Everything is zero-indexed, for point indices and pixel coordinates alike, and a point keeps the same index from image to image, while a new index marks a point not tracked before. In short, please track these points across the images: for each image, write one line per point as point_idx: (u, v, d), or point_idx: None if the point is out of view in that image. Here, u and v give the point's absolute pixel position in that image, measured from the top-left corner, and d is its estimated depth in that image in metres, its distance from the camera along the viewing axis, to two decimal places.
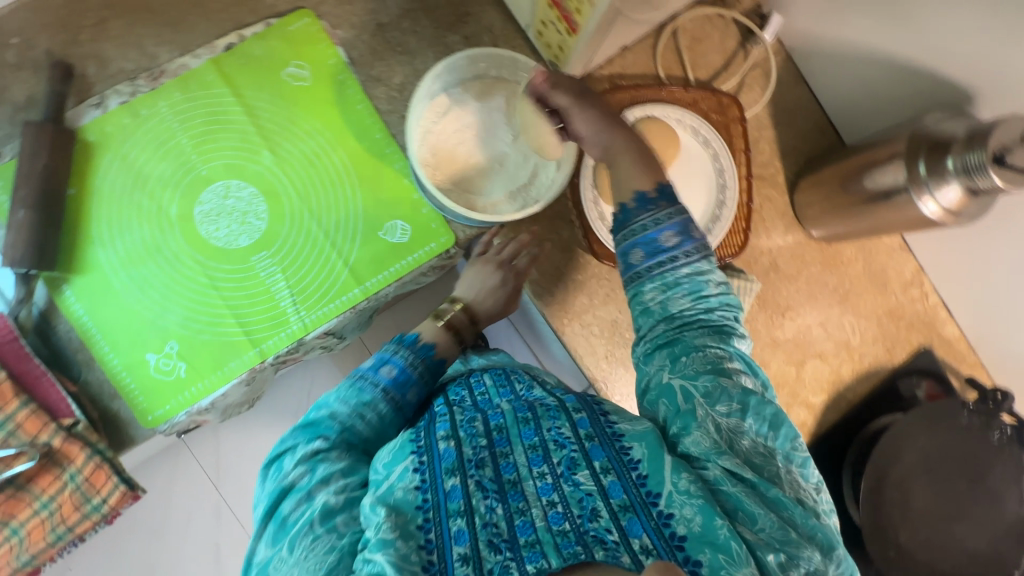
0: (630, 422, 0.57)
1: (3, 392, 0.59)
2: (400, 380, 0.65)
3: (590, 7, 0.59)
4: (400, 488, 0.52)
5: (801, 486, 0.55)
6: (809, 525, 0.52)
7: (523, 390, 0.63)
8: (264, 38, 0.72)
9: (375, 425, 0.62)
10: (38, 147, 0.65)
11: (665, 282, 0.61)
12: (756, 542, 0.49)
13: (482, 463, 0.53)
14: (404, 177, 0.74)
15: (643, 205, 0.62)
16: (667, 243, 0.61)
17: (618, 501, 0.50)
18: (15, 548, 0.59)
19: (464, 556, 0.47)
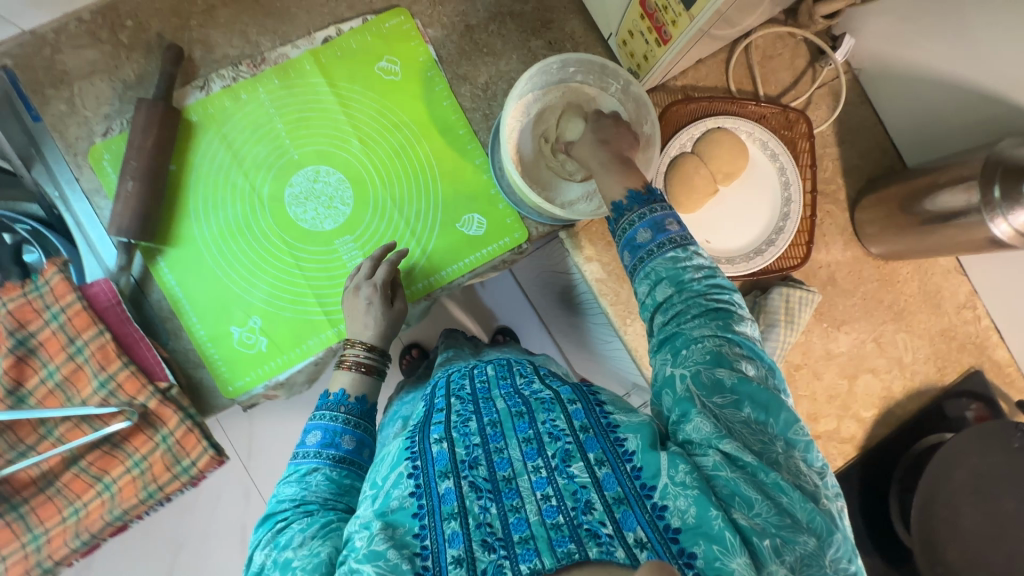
0: (626, 414, 0.57)
1: (107, 352, 0.62)
2: (334, 436, 0.63)
3: (686, 20, 0.61)
4: (397, 497, 0.51)
5: (805, 475, 0.52)
6: (810, 515, 0.50)
7: (522, 383, 0.63)
8: (360, 32, 0.76)
9: (330, 480, 0.60)
10: (149, 122, 0.68)
11: (652, 279, 0.61)
12: (752, 528, 0.48)
13: (475, 463, 0.53)
14: (483, 172, 0.77)
15: (635, 201, 0.63)
16: (644, 241, 0.62)
17: (612, 493, 0.50)
18: (107, 502, 0.62)
19: (458, 558, 0.47)
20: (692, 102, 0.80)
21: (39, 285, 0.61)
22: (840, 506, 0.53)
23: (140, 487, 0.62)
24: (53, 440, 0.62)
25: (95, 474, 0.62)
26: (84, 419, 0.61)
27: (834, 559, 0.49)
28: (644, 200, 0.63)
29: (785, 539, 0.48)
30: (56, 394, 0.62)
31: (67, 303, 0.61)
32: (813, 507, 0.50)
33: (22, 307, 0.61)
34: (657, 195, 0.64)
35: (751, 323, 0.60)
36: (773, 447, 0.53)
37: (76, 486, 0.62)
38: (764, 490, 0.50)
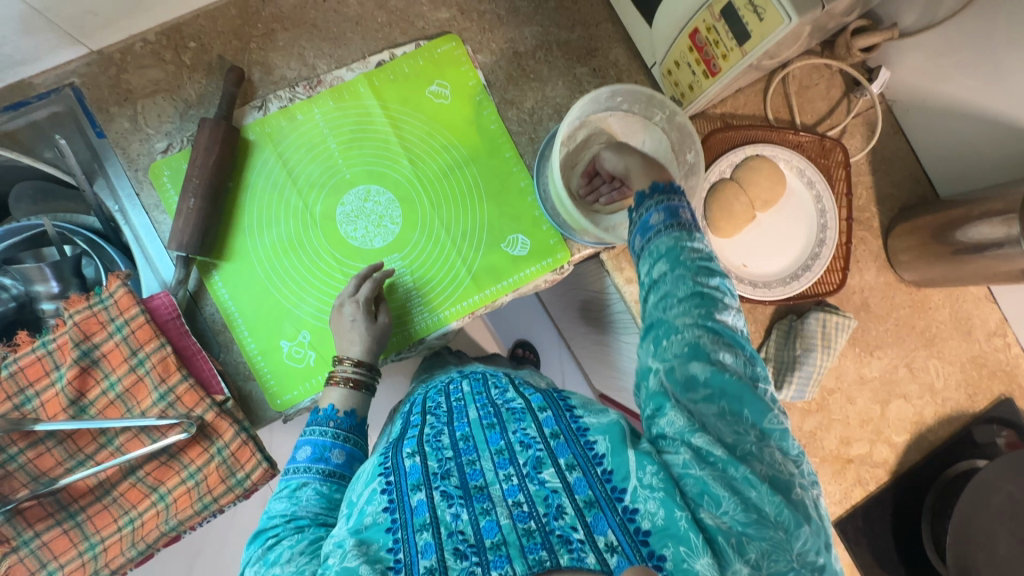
0: (597, 417, 0.60)
1: (168, 365, 0.63)
2: (323, 451, 0.64)
3: (738, 55, 0.63)
4: (370, 512, 0.52)
5: (778, 462, 0.53)
6: (778, 508, 0.51)
7: (496, 394, 0.65)
8: (412, 57, 0.78)
9: (320, 495, 0.60)
10: (211, 141, 0.70)
11: (652, 262, 0.60)
12: (718, 527, 0.51)
13: (448, 474, 0.55)
14: (528, 194, 0.79)
15: (646, 195, 0.63)
16: (654, 224, 0.61)
17: (583, 497, 0.52)
18: (162, 513, 0.63)
19: (430, 568, 0.48)
20: (731, 130, 0.82)
21: (103, 297, 0.63)
22: (814, 493, 0.54)
23: (194, 498, 0.63)
24: (111, 450, 0.63)
25: (151, 484, 0.63)
26: (143, 430, 0.63)
27: (801, 550, 0.51)
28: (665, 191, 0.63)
29: (751, 535, 0.51)
30: (117, 404, 0.63)
31: (131, 316, 0.63)
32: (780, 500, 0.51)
33: (87, 319, 0.62)
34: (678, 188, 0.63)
35: (735, 313, 0.59)
36: (742, 437, 0.54)
37: (132, 496, 0.63)
38: (732, 487, 0.52)
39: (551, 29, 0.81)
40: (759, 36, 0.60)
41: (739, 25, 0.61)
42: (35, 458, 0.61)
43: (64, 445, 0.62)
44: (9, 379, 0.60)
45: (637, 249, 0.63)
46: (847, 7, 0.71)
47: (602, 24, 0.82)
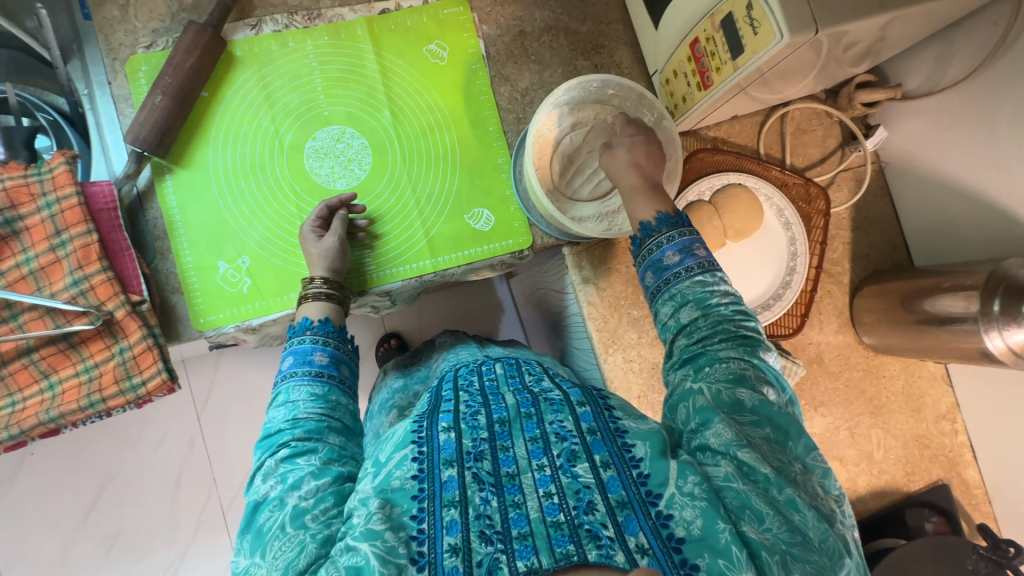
0: (635, 422, 0.56)
1: (89, 253, 0.61)
2: (306, 355, 0.63)
3: (730, 69, 0.62)
4: (398, 477, 0.51)
5: (820, 498, 0.51)
6: (822, 534, 0.48)
7: (530, 380, 0.61)
8: (417, 13, 0.77)
9: (316, 396, 0.60)
10: (193, 44, 0.69)
11: (673, 297, 0.62)
12: (761, 542, 0.47)
13: (481, 455, 0.51)
14: (502, 172, 0.78)
15: (665, 223, 0.64)
16: (669, 261, 0.63)
17: (615, 496, 0.49)
18: (46, 401, 0.60)
19: (454, 547, 0.45)
20: (720, 154, 0.82)
21: (41, 171, 0.61)
22: (852, 533, 0.52)
23: (83, 393, 0.60)
24: (13, 325, 0.61)
25: (43, 370, 0.61)
26: (49, 312, 0.61)
27: None
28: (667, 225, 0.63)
29: (794, 555, 0.47)
30: (28, 280, 0.61)
31: (65, 196, 0.61)
32: (826, 528, 0.49)
33: (18, 187, 0.60)
34: (686, 220, 0.65)
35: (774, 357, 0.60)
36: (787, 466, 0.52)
37: (21, 377, 0.61)
38: (772, 506, 0.49)
39: (563, 17, 0.81)
40: (751, 50, 0.58)
41: (734, 38, 0.60)
42: None
43: None
44: None
45: (653, 287, 0.64)
46: (851, 54, 0.71)
47: (613, 24, 0.82)
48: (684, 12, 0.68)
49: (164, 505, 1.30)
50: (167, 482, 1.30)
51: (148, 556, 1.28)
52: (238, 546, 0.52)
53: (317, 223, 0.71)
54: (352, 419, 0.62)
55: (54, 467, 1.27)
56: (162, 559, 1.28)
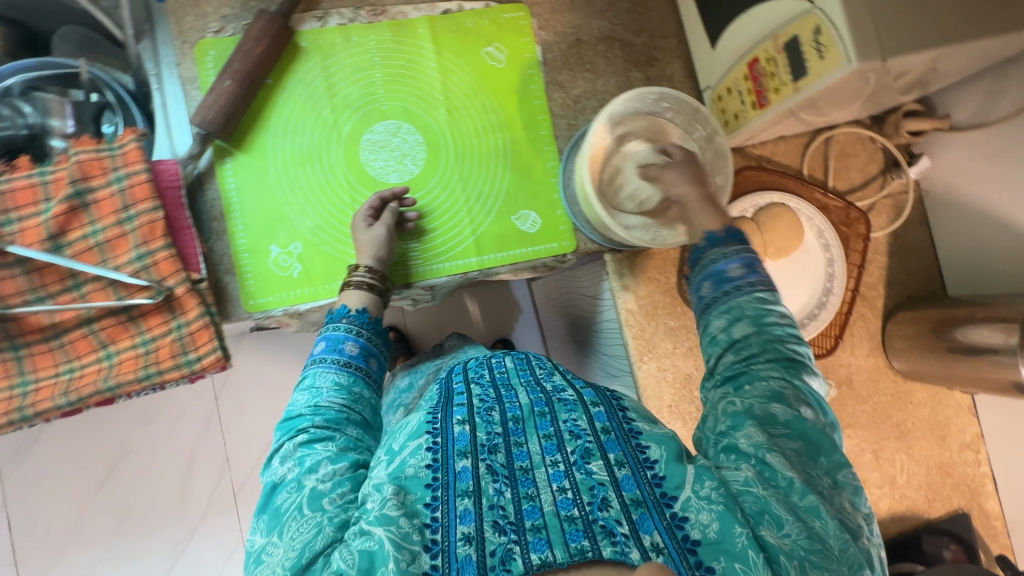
0: (649, 425, 0.59)
1: (154, 229, 0.62)
2: (337, 343, 0.66)
3: (791, 90, 0.63)
4: (412, 465, 0.54)
5: (846, 511, 0.52)
6: (843, 545, 0.50)
7: (542, 375, 0.65)
8: (478, 15, 0.79)
9: (339, 385, 0.63)
10: (264, 33, 0.70)
11: (729, 313, 0.61)
12: (780, 548, 0.48)
13: (495, 448, 0.54)
14: (551, 176, 0.80)
15: (713, 242, 0.64)
16: (733, 275, 0.62)
17: (630, 495, 0.51)
18: (104, 370, 0.62)
19: (468, 536, 0.48)
20: (765, 173, 0.83)
21: (113, 147, 0.63)
22: (877, 552, 0.53)
23: (140, 365, 0.62)
24: (75, 295, 0.62)
25: (101, 340, 0.62)
26: (112, 284, 0.62)
27: None
28: (724, 239, 0.64)
29: (813, 563, 0.48)
30: (93, 252, 0.62)
31: (135, 171, 0.62)
32: (845, 538, 0.50)
33: (90, 161, 0.62)
34: (737, 236, 0.64)
35: (817, 380, 0.61)
36: (813, 475, 0.53)
37: (80, 346, 0.62)
38: (795, 511, 0.50)
39: (619, 28, 0.83)
40: (814, 74, 0.60)
41: (798, 60, 0.61)
42: None
43: (29, 276, 0.61)
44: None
45: (710, 300, 0.63)
46: (904, 83, 0.72)
47: (667, 38, 0.84)
48: (743, 31, 0.69)
49: (176, 482, 1.31)
50: (183, 460, 1.32)
51: (157, 532, 1.29)
52: (255, 525, 0.54)
53: (370, 213, 0.72)
54: (373, 412, 0.65)
55: (73, 438, 1.29)
56: (170, 536, 1.30)
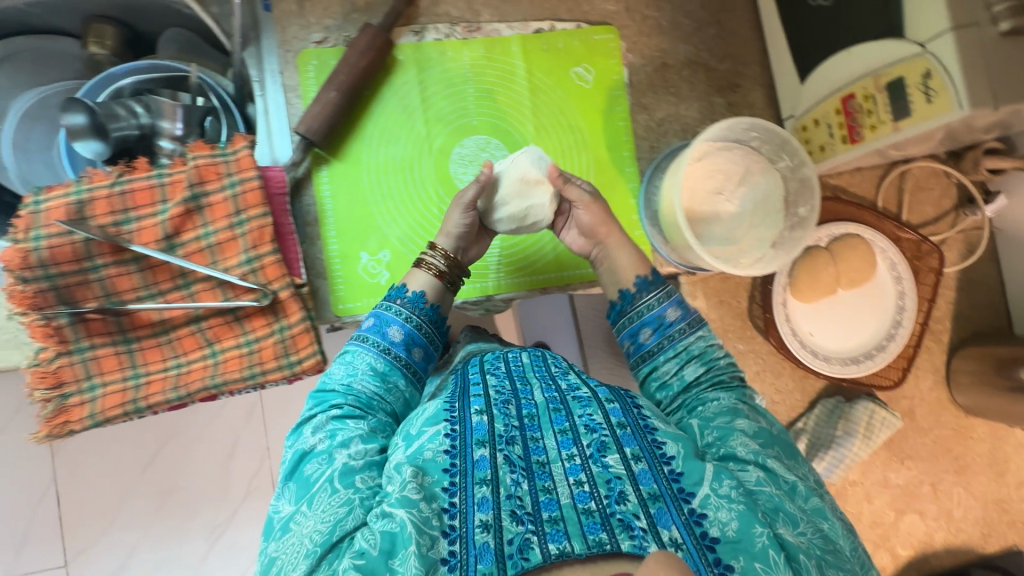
0: (663, 422, 0.58)
1: (263, 234, 0.65)
2: (384, 325, 0.66)
3: (890, 129, 0.64)
4: (430, 450, 0.53)
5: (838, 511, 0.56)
6: (846, 542, 0.52)
7: (557, 370, 0.63)
8: (569, 35, 0.80)
9: (374, 370, 0.64)
10: (369, 46, 0.72)
11: (679, 354, 0.67)
12: (798, 546, 0.49)
13: (512, 440, 0.53)
14: (631, 197, 0.81)
15: (644, 285, 0.71)
16: (671, 317, 0.69)
17: (647, 489, 0.50)
18: (210, 367, 0.64)
19: (486, 523, 0.47)
20: (841, 204, 0.83)
21: (226, 152, 0.65)
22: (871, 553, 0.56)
23: (245, 365, 0.65)
24: (184, 293, 0.65)
25: (208, 338, 0.65)
26: (220, 285, 0.65)
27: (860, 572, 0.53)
28: (655, 286, 0.70)
29: (827, 560, 0.50)
30: (204, 253, 0.65)
31: (247, 178, 0.64)
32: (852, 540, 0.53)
33: (206, 165, 0.64)
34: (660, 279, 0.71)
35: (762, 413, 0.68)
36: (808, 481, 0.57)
37: (187, 342, 0.65)
38: (803, 512, 0.53)
39: (703, 53, 0.83)
40: (919, 117, 0.61)
41: (901, 101, 0.62)
42: (114, 277, 0.63)
43: (143, 273, 0.63)
44: (119, 196, 0.63)
45: (653, 346, 0.69)
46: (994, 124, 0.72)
47: (751, 65, 0.85)
48: (839, 65, 0.69)
49: (218, 468, 1.32)
50: (226, 447, 1.33)
51: (196, 516, 1.30)
52: (281, 495, 0.56)
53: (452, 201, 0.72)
54: (403, 405, 0.66)
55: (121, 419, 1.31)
56: (208, 521, 1.31)
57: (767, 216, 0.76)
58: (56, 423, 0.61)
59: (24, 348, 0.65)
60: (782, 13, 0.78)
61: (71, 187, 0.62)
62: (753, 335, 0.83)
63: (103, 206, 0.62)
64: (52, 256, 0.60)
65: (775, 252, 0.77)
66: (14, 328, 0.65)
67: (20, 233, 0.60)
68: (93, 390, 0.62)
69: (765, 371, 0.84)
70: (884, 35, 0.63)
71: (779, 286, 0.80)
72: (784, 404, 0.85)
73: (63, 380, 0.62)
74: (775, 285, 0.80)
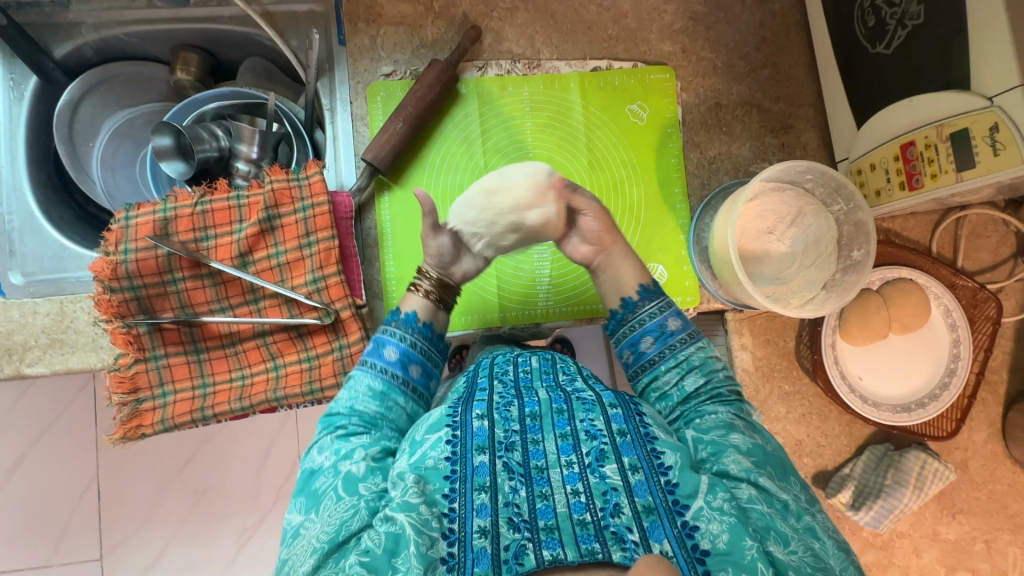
0: (664, 432, 0.57)
1: (330, 256, 0.68)
2: (382, 346, 0.65)
3: (952, 179, 0.64)
4: (432, 457, 0.53)
5: (834, 530, 0.54)
6: (843, 564, 0.51)
7: (564, 379, 0.63)
8: (625, 74, 0.83)
9: (373, 391, 0.62)
10: (436, 81, 0.76)
11: (679, 364, 0.66)
12: (788, 564, 0.48)
13: (511, 447, 0.54)
14: (681, 233, 0.82)
15: (646, 296, 0.70)
16: (672, 328, 0.68)
17: (642, 501, 0.50)
18: (273, 381, 0.67)
19: (483, 529, 0.48)
20: (894, 247, 0.82)
21: (300, 177, 0.69)
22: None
23: (305, 380, 0.67)
24: (253, 308, 0.68)
25: (272, 352, 0.68)
26: (286, 302, 0.68)
27: None
28: (656, 296, 0.70)
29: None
30: (274, 271, 0.68)
31: (318, 203, 0.68)
32: (845, 558, 0.52)
33: (282, 189, 0.68)
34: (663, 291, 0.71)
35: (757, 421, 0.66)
36: (799, 499, 0.55)
37: (252, 355, 0.68)
38: (794, 531, 0.51)
39: (757, 94, 0.85)
40: (984, 169, 0.60)
41: (966, 152, 0.62)
42: (190, 290, 0.67)
43: (217, 288, 0.67)
44: (200, 215, 0.67)
45: (653, 355, 0.67)
46: None
47: (804, 107, 0.85)
48: (899, 114, 0.69)
49: (252, 472, 1.34)
50: (261, 453, 1.34)
51: (227, 519, 1.32)
52: (293, 506, 0.55)
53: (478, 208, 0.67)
54: (408, 419, 0.64)
55: None
56: (239, 523, 1.33)
57: (820, 257, 0.75)
58: (130, 426, 0.64)
59: (104, 352, 0.67)
60: (840, 58, 0.78)
61: (158, 206, 0.66)
62: (800, 377, 0.83)
63: (185, 224, 0.67)
64: (138, 269, 0.65)
65: (826, 294, 0.77)
66: (95, 331, 0.67)
67: (111, 246, 0.65)
68: (164, 396, 0.66)
69: (811, 413, 0.83)
70: (944, 88, 0.63)
71: (829, 328, 0.79)
72: (829, 448, 0.83)
73: (137, 385, 0.65)
74: (824, 327, 0.79)
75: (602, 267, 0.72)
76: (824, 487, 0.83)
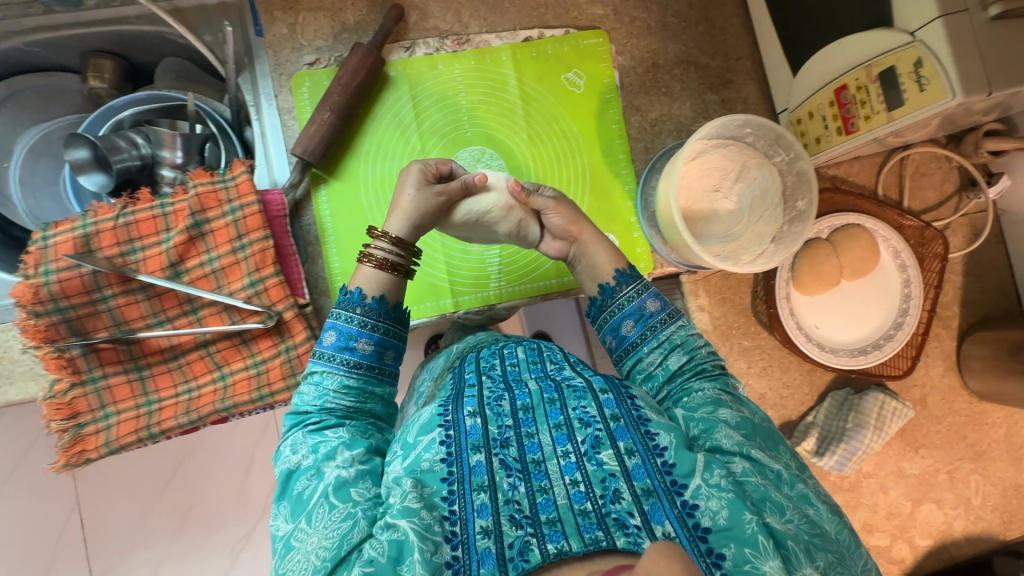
0: (655, 412, 0.57)
1: (265, 257, 0.66)
2: (350, 339, 0.61)
3: (884, 119, 0.63)
4: (427, 459, 0.53)
5: (825, 492, 0.56)
6: (836, 526, 0.52)
7: (553, 368, 0.62)
8: (558, 41, 0.81)
9: (348, 387, 0.60)
10: (361, 65, 0.73)
11: (663, 345, 0.65)
12: (787, 532, 0.49)
13: (506, 442, 0.53)
14: (629, 199, 0.82)
15: (622, 279, 0.68)
16: (652, 309, 0.66)
17: (641, 485, 0.50)
18: (220, 391, 0.65)
19: (486, 529, 0.47)
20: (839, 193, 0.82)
21: (226, 178, 0.66)
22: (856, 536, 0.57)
23: (253, 387, 0.66)
24: (192, 318, 0.66)
25: (217, 361, 0.67)
26: (226, 308, 0.66)
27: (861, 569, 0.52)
28: (632, 278, 0.67)
29: (816, 545, 0.49)
30: (209, 278, 0.66)
31: (247, 203, 0.66)
32: (837, 520, 0.53)
33: (207, 193, 0.65)
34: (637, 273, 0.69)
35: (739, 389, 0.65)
36: (790, 467, 0.56)
37: (197, 367, 0.66)
38: (790, 500, 0.52)
39: (694, 51, 0.83)
40: (912, 105, 0.60)
41: (895, 89, 0.61)
42: (122, 306, 0.64)
43: (151, 302, 0.65)
44: (123, 228, 0.64)
45: (636, 338, 0.66)
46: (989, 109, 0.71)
47: (741, 60, 0.84)
48: (830, 57, 0.68)
49: (235, 484, 1.33)
50: (242, 464, 1.33)
51: (216, 532, 1.31)
52: (277, 512, 0.53)
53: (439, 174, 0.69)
54: (383, 405, 0.64)
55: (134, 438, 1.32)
56: (229, 535, 1.32)
57: (767, 210, 0.75)
58: (73, 452, 0.62)
59: (41, 380, 0.65)
60: (771, 6, 0.77)
61: (77, 222, 0.63)
62: (759, 331, 0.83)
63: (109, 238, 0.64)
64: (62, 290, 0.62)
65: (775, 247, 0.77)
66: (29, 360, 0.65)
67: (30, 268, 0.62)
68: (107, 418, 0.64)
69: (772, 366, 0.84)
70: (872, 26, 0.63)
71: (781, 281, 0.80)
72: (792, 399, 0.84)
73: (78, 410, 0.63)
74: (777, 280, 0.80)
75: (577, 257, 0.71)
76: (791, 436, 0.85)
